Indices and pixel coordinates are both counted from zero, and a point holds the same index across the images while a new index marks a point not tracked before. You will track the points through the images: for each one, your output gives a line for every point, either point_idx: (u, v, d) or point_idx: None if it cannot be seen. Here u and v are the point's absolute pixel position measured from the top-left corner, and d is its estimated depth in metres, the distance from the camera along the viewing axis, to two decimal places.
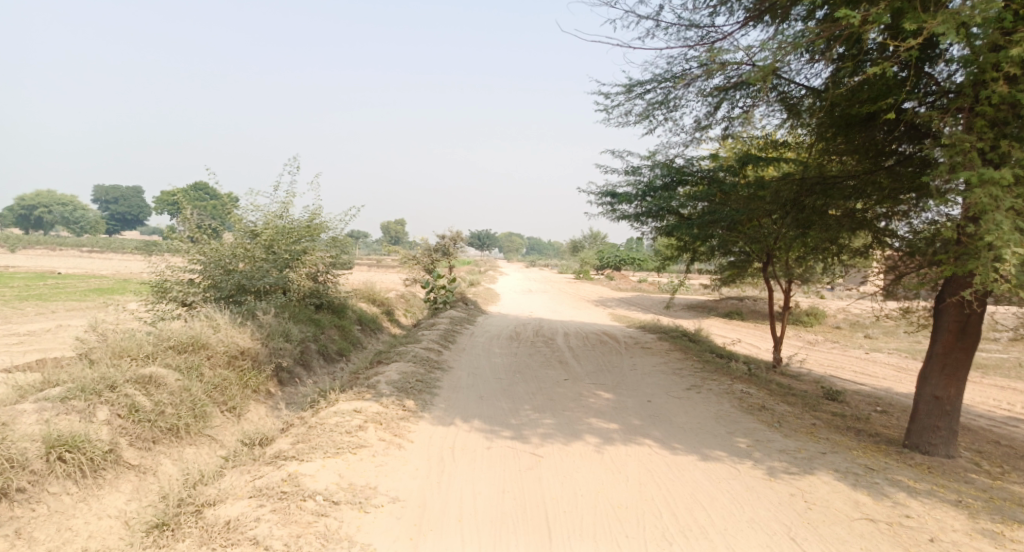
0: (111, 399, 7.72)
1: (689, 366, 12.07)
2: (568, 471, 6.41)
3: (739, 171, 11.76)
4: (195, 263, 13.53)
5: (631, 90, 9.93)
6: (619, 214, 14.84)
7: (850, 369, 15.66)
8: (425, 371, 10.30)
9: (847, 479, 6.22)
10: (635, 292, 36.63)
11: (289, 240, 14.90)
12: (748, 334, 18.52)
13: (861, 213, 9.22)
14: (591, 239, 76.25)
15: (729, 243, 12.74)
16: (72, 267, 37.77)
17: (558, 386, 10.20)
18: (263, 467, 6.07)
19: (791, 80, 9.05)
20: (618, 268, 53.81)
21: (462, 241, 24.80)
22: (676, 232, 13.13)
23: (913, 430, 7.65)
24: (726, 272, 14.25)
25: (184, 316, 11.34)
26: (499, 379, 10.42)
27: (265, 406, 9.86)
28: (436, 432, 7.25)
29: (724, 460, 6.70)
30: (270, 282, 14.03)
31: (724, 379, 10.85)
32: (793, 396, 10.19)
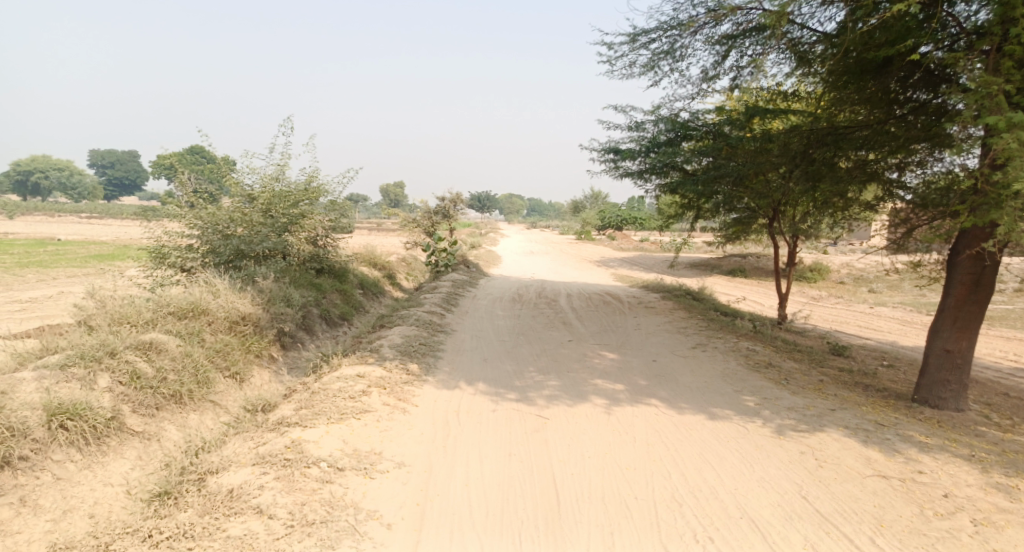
0: (111, 366, 7.65)
1: (694, 324, 11.98)
2: (575, 432, 6.34)
3: (745, 124, 11.53)
4: (192, 228, 13.35)
5: (635, 40, 9.67)
6: (621, 171, 14.61)
7: (855, 324, 15.59)
8: (428, 334, 10.23)
9: (858, 435, 6.14)
10: (637, 251, 36.49)
11: (286, 204, 14.68)
12: (752, 292, 18.44)
13: (873, 163, 9.06)
14: (591, 199, 75.84)
15: (735, 198, 12.56)
16: (72, 233, 37.73)
17: (562, 347, 10.14)
18: (267, 434, 6.00)
19: (802, 25, 8.79)
20: (619, 227, 53.56)
21: (461, 202, 24.59)
22: (680, 189, 12.93)
23: (922, 384, 7.59)
24: (730, 229, 14.08)
25: (184, 282, 11.22)
26: (502, 341, 10.36)
27: (268, 371, 9.81)
28: (440, 396, 7.17)
29: (732, 419, 6.62)
30: (269, 246, 13.90)
31: (730, 337, 10.76)
32: (800, 353, 10.10)
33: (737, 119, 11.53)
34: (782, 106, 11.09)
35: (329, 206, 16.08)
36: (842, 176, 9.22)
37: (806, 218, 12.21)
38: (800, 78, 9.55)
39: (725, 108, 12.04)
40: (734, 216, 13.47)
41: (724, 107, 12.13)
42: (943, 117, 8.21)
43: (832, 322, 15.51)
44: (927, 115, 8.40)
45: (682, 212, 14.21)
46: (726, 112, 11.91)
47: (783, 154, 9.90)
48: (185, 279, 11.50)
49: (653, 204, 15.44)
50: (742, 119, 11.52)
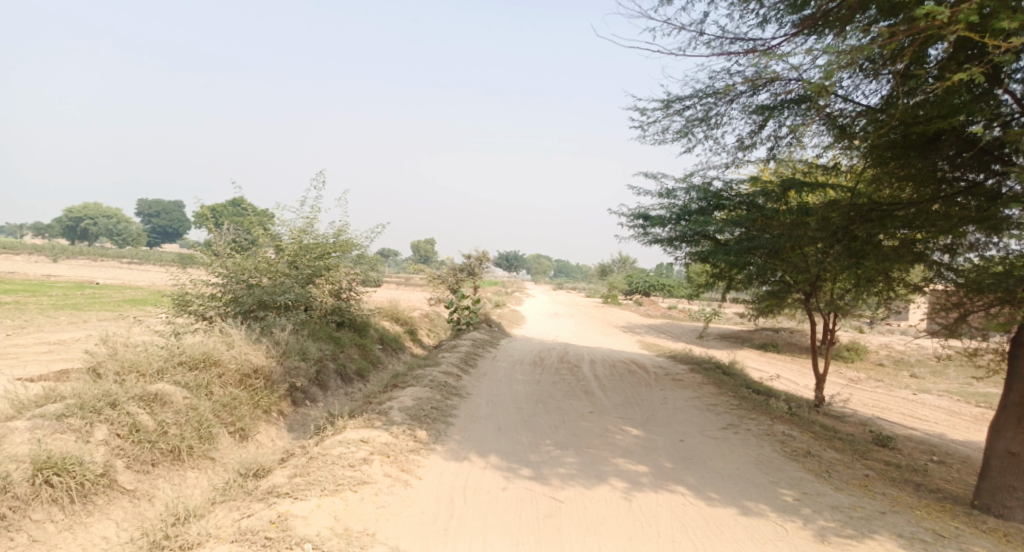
0: (110, 417, 7.29)
1: (723, 402, 11.34)
2: (592, 520, 5.77)
3: (780, 197, 11.11)
4: (215, 277, 13.17)
5: (669, 106, 9.46)
6: (650, 238, 14.25)
7: (896, 410, 14.74)
8: (442, 398, 9.75)
9: (915, 547, 5.51)
10: (665, 320, 35.86)
11: (311, 255, 14.50)
12: (787, 369, 17.71)
13: (921, 241, 8.53)
14: (620, 264, 75.51)
15: (769, 272, 12.05)
16: (109, 277, 38.42)
17: (583, 418, 9.56)
18: (254, 504, 5.55)
19: (845, 97, 8.48)
20: (648, 294, 52.93)
21: (488, 262, 24.36)
22: (712, 259, 12.46)
23: (983, 489, 7.18)
24: (763, 303, 13.47)
25: (200, 331, 10.94)
26: (519, 409, 9.84)
27: (276, 428, 9.39)
28: (447, 468, 6.65)
29: (768, 516, 6.00)
30: (291, 297, 13.65)
31: (763, 419, 10.11)
32: (840, 441, 9.41)
33: (773, 190, 11.14)
34: (820, 179, 10.73)
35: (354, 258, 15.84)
36: (886, 255, 8.69)
37: (846, 294, 11.63)
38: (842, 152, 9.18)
39: (761, 179, 11.68)
40: (768, 289, 12.91)
41: (760, 178, 11.77)
42: (1001, 199, 7.73)
43: (872, 407, 14.69)
44: (978, 197, 7.94)
45: (712, 283, 13.70)
46: (762, 183, 11.55)
47: (822, 230, 9.46)
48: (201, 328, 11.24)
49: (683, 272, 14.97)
50: (778, 190, 11.13)
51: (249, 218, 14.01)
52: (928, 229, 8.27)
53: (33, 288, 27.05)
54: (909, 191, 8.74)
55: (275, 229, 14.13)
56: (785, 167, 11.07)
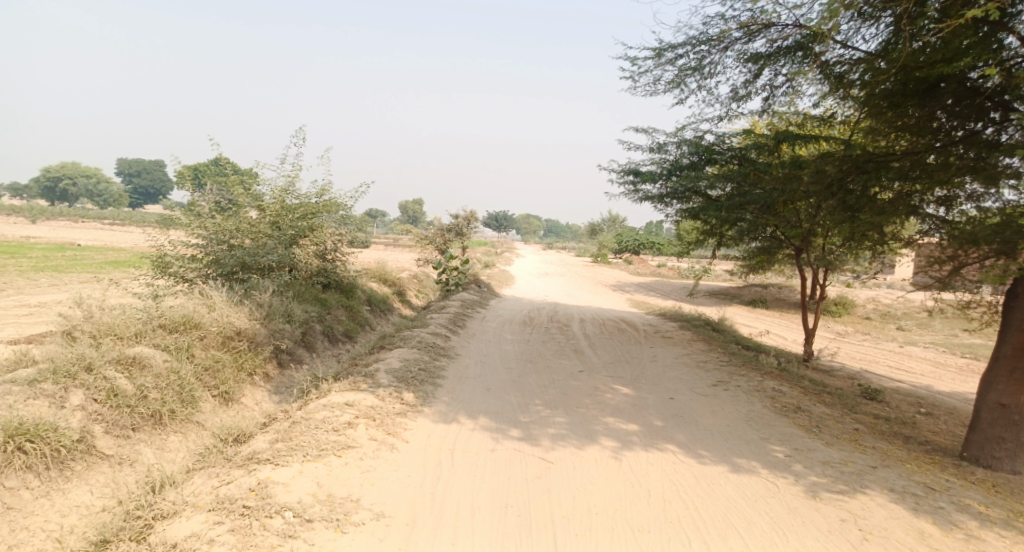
0: (87, 383, 7.10)
1: (713, 359, 11.29)
2: (582, 481, 5.67)
3: (774, 149, 10.90)
4: (194, 238, 12.83)
5: (662, 54, 9.16)
6: (641, 194, 14.04)
7: (883, 363, 14.81)
8: (429, 359, 9.63)
9: (907, 501, 5.46)
10: (654, 277, 35.84)
11: (294, 215, 14.17)
12: (775, 325, 17.72)
13: (918, 191, 8.32)
14: (609, 222, 75.27)
15: (760, 228, 11.87)
16: (91, 239, 37.79)
17: (572, 377, 9.49)
18: (233, 471, 5.43)
19: (844, 43, 8.19)
20: (637, 252, 52.87)
21: (476, 221, 24.07)
22: (702, 215, 12.27)
23: (973, 441, 7.15)
24: (754, 258, 13.34)
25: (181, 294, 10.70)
26: (508, 368, 9.75)
27: (261, 390, 9.23)
28: (434, 430, 6.52)
29: (759, 473, 5.92)
30: (275, 259, 13.38)
31: (753, 375, 10.06)
32: (830, 395, 9.38)
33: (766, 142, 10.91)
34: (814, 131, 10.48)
35: (339, 217, 15.52)
36: (883, 208, 8.50)
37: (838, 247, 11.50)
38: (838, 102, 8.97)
39: (755, 132, 11.43)
40: (759, 245, 12.77)
41: (754, 130, 11.52)
42: (1000, 149, 7.55)
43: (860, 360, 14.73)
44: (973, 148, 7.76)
45: (702, 239, 13.54)
46: (755, 136, 11.29)
47: (816, 183, 9.26)
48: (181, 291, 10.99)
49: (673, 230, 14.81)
50: (770, 143, 10.91)
51: (230, 178, 13.63)
52: (924, 182, 8.08)
53: (13, 250, 26.50)
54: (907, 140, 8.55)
55: (256, 188, 13.78)
56: (779, 119, 10.84)
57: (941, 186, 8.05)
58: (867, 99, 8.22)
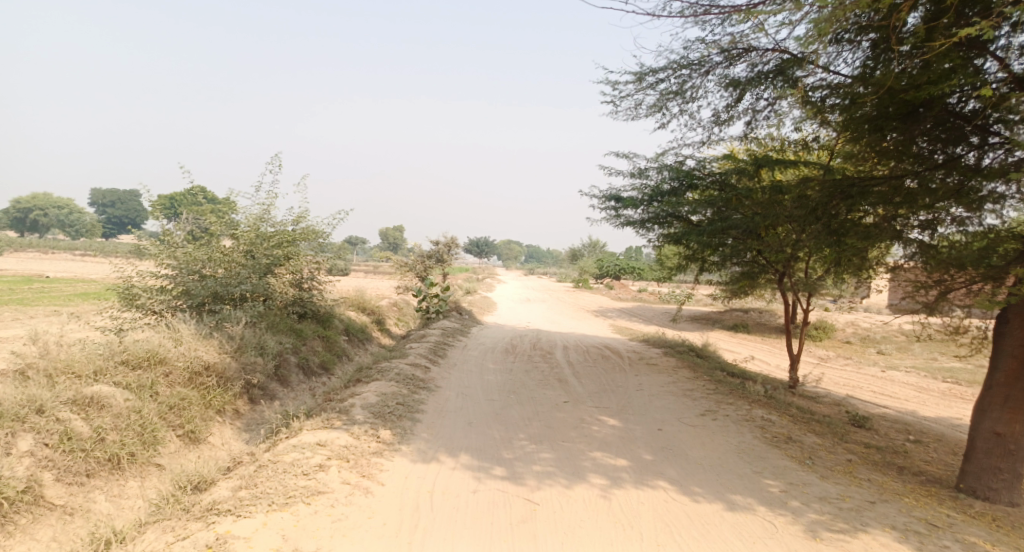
0: (37, 426, 6.67)
1: (700, 387, 11.05)
2: (570, 524, 5.34)
3: (754, 174, 10.80)
4: (164, 268, 12.42)
5: (643, 78, 9.06)
6: (623, 219, 13.90)
7: (866, 387, 14.69)
8: (408, 392, 9.29)
9: (910, 540, 5.20)
10: (635, 303, 35.73)
11: (269, 243, 13.81)
12: (759, 350, 17.57)
13: (903, 215, 8.16)
14: (590, 248, 75.46)
15: (742, 254, 11.72)
16: (60, 270, 36.87)
17: (556, 408, 9.23)
18: (190, 524, 5.09)
19: (825, 67, 8.10)
20: (618, 277, 52.82)
21: (456, 247, 23.82)
22: (684, 241, 12.11)
23: (969, 471, 6.92)
24: (737, 284, 13.18)
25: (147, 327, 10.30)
26: (491, 400, 9.43)
27: (230, 428, 8.81)
28: (413, 470, 6.17)
29: (756, 511, 5.63)
30: (248, 288, 12.98)
31: (741, 403, 9.82)
32: (819, 424, 9.17)
33: (747, 167, 10.80)
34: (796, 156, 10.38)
35: (315, 244, 15.16)
36: (868, 232, 8.35)
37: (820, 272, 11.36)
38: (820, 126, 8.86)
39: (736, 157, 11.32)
40: (741, 270, 12.62)
41: (734, 155, 11.42)
42: (981, 174, 7.43)
43: (844, 383, 14.62)
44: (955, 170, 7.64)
45: (684, 265, 13.35)
46: (737, 160, 11.20)
47: (799, 207, 9.12)
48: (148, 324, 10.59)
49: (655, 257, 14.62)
50: (751, 168, 10.81)
51: (204, 206, 13.26)
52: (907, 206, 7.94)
53: None
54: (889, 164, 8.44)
55: (229, 216, 13.42)
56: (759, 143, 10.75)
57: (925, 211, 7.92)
58: (848, 123, 8.12)
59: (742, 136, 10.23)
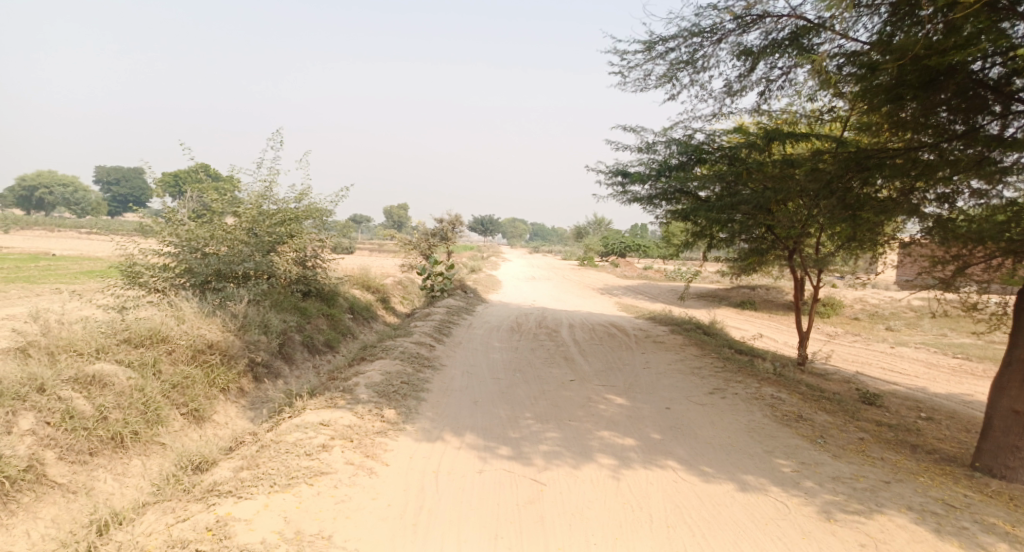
0: (39, 405, 6.59)
1: (708, 365, 10.94)
2: (578, 505, 5.24)
3: (764, 148, 10.54)
4: (166, 246, 12.31)
5: (652, 48, 8.81)
6: (630, 195, 13.72)
7: (873, 365, 14.49)
8: (416, 370, 9.20)
9: (927, 522, 5.09)
10: (641, 281, 35.54)
11: (272, 220, 13.68)
12: (767, 328, 17.43)
13: (916, 187, 8.00)
14: (595, 227, 75.10)
15: (752, 228, 11.50)
16: (64, 249, 36.75)
17: (564, 387, 9.11)
18: (191, 505, 5.01)
19: (841, 33, 7.83)
20: (624, 255, 52.50)
21: (461, 225, 23.66)
22: (692, 216, 11.88)
23: (985, 450, 6.80)
24: (746, 262, 12.98)
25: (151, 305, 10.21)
26: (498, 379, 9.33)
27: (234, 407, 8.73)
28: (418, 450, 6.06)
29: (768, 491, 5.52)
30: (252, 266, 12.84)
31: (750, 382, 9.70)
32: (831, 401, 9.03)
33: (759, 139, 10.52)
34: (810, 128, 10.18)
35: (320, 222, 15.03)
36: (884, 206, 8.13)
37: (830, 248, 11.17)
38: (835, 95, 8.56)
39: (747, 128, 11.01)
40: (750, 246, 12.41)
41: (745, 127, 11.13)
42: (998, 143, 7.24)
43: (852, 363, 14.42)
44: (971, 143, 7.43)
45: (692, 241, 13.17)
46: (748, 133, 10.90)
47: (811, 182, 8.91)
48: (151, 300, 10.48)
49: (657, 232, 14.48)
50: (762, 141, 10.55)
51: (205, 185, 13.07)
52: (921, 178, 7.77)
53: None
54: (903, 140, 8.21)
55: (228, 190, 13.15)
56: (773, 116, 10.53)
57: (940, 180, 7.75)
58: (865, 94, 7.85)
59: (752, 110, 10.03)
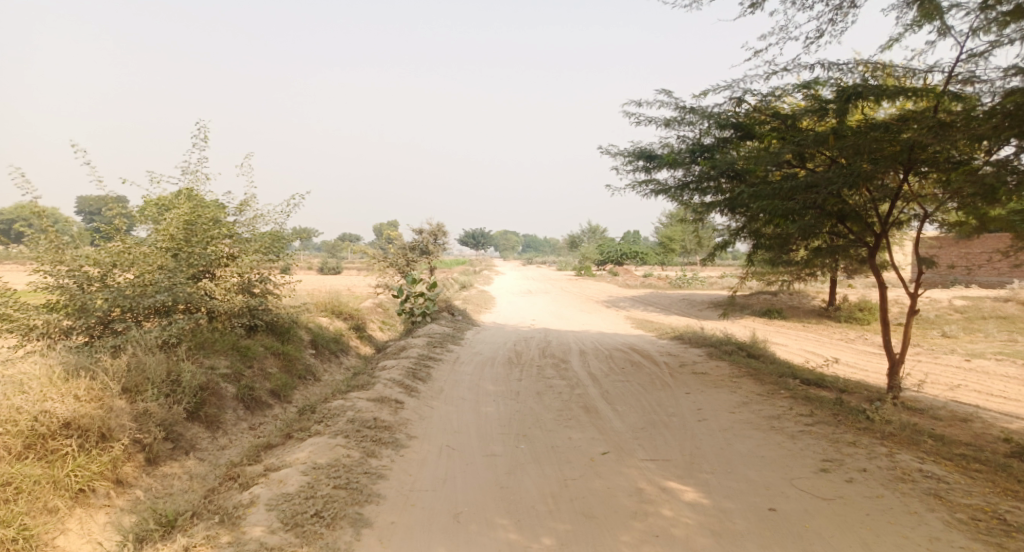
0: None
1: (787, 410, 7.96)
2: None
3: (847, 110, 8.43)
4: (45, 276, 9.25)
5: None
6: (658, 185, 10.98)
7: (964, 371, 11.79)
8: (372, 481, 6.31)
9: None
10: (645, 289, 32.57)
11: (196, 239, 10.42)
12: (818, 343, 14.50)
13: (925, 145, 7.81)
14: (588, 234, 72.21)
15: (822, 224, 9.05)
16: None
17: (595, 481, 6.28)
18: None
19: None
20: (619, 262, 49.56)
21: (443, 235, 21.52)
22: (747, 203, 9.45)
23: None
24: (801, 262, 10.45)
25: (5, 383, 7.23)
26: (496, 475, 6.49)
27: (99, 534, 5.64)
28: None
29: None
30: (165, 297, 9.70)
31: (866, 444, 6.73)
32: (987, 466, 6.26)
33: (823, 104, 8.66)
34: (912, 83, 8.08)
35: (266, 238, 11.70)
36: None
37: (919, 195, 8.72)
38: (846, 79, 8.70)
39: (816, 90, 8.89)
40: (811, 247, 9.89)
41: (817, 89, 8.89)
42: (999, 96, 7.17)
43: (937, 372, 11.69)
44: (962, 105, 7.70)
45: (734, 240, 10.62)
46: (810, 98, 8.97)
47: None
48: (7, 370, 7.50)
49: (675, 215, 12.13)
50: (827, 105, 8.68)
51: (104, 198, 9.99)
52: (937, 142, 7.54)
53: None
54: (923, 85, 8.27)
55: (145, 208, 10.35)
56: (790, 103, 9.56)
57: (929, 156, 7.98)
58: None
59: (782, 91, 9.34)
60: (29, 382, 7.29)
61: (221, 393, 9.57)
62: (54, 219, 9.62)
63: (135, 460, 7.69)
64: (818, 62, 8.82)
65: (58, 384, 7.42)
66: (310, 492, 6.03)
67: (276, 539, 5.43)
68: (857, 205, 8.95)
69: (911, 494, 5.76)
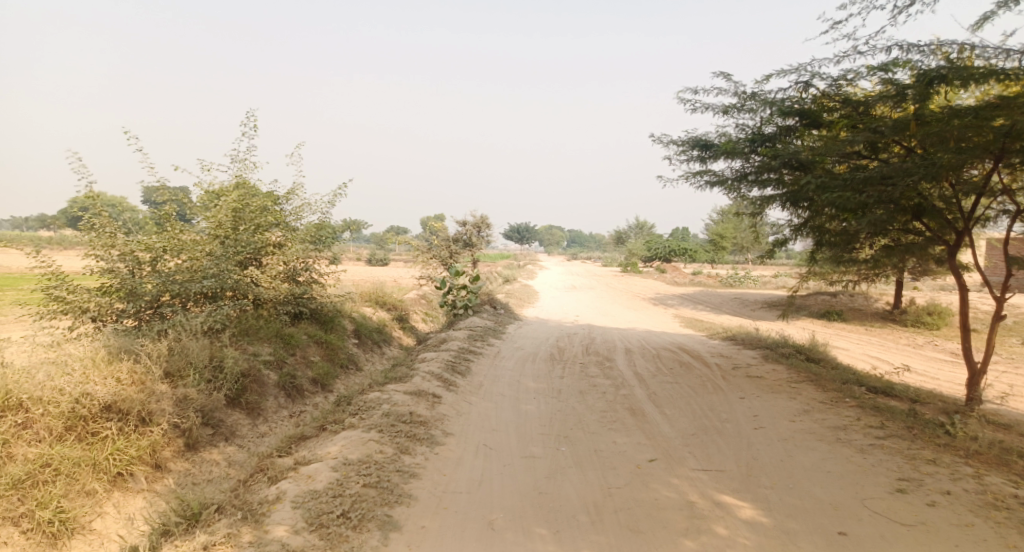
0: None
1: (857, 420, 7.33)
2: None
3: (928, 94, 7.74)
4: (98, 260, 9.25)
5: None
6: (714, 174, 10.36)
7: None
8: (405, 480, 6.00)
9: None
10: (695, 287, 31.72)
11: (243, 225, 10.22)
12: (884, 349, 13.65)
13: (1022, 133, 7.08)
14: (636, 229, 71.09)
15: (895, 220, 8.37)
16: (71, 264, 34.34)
17: (641, 491, 5.83)
18: None
19: None
20: (668, 259, 48.52)
21: (488, 227, 21.20)
22: (810, 196, 8.81)
23: None
24: (869, 261, 9.74)
25: (51, 364, 7.17)
26: (535, 479, 6.10)
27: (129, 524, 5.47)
28: None
29: None
30: (213, 283, 9.58)
31: (949, 463, 6.10)
32: None
33: (901, 89, 7.97)
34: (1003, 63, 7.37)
35: (312, 227, 11.51)
36: None
37: (1009, 188, 7.98)
38: (926, 62, 8.00)
39: (893, 73, 8.20)
40: (881, 245, 9.18)
41: (894, 72, 8.20)
42: None
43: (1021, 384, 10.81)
44: None
45: (795, 237, 9.96)
46: (886, 82, 8.30)
47: None
48: (53, 352, 7.45)
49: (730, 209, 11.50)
50: (906, 89, 8.01)
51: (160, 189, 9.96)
52: None
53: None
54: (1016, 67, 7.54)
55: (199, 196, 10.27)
56: (862, 89, 8.88)
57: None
58: None
59: (854, 75, 8.68)
60: (72, 364, 7.21)
61: (263, 380, 9.41)
62: (109, 205, 9.60)
63: (175, 445, 7.55)
64: (896, 43, 8.14)
65: (101, 366, 7.33)
66: (338, 490, 5.74)
67: (299, 541, 5.16)
68: (937, 199, 8.24)
69: (1007, 524, 5.14)
